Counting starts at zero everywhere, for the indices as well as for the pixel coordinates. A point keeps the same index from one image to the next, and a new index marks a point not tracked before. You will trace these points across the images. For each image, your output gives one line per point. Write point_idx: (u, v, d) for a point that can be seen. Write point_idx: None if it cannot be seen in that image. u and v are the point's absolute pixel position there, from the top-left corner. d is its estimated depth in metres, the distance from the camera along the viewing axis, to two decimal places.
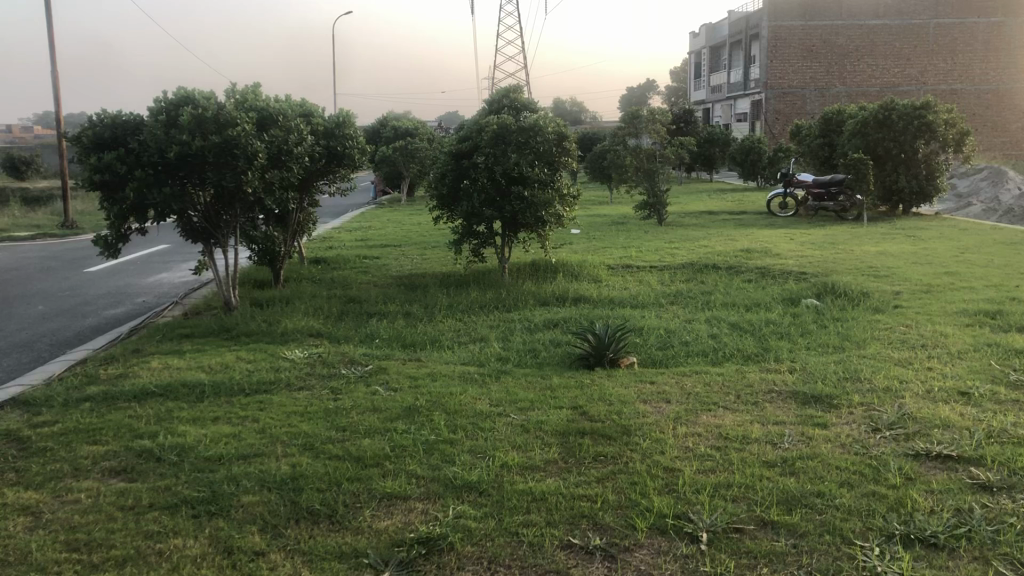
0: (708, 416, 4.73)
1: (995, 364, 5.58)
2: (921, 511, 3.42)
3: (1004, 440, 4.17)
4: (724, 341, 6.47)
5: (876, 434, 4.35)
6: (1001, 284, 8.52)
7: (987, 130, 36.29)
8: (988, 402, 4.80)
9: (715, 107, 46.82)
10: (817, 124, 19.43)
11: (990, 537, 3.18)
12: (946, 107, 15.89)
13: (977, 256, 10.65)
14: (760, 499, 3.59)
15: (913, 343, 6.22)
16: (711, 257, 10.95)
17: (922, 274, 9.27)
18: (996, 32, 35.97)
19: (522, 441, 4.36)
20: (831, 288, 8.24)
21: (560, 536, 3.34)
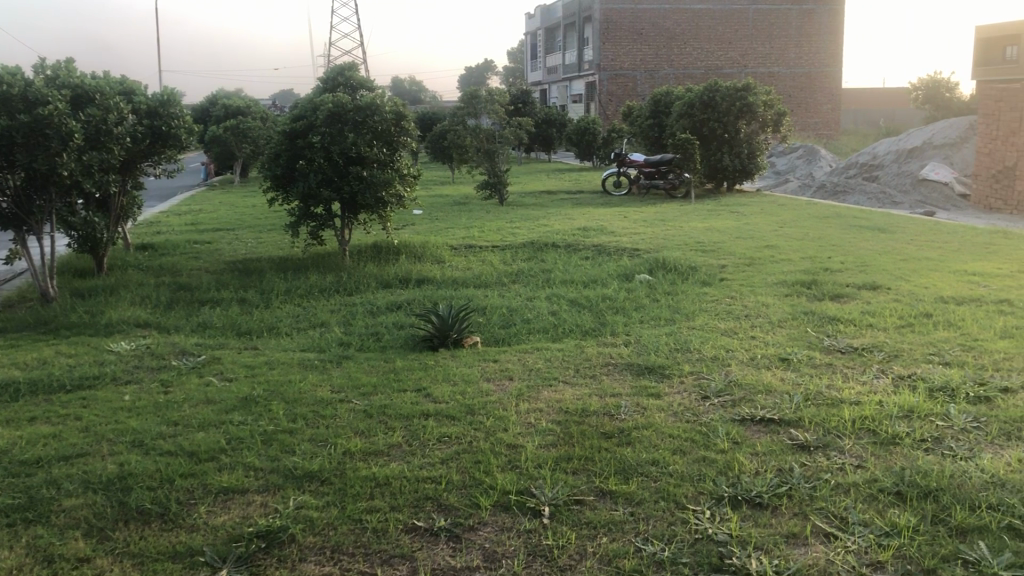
0: (549, 391, 4.83)
1: (811, 331, 5.97)
2: (747, 473, 3.62)
3: (820, 402, 4.47)
4: (564, 317, 6.61)
5: (705, 401, 4.56)
6: (815, 256, 9.12)
7: (802, 111, 38.68)
8: (805, 367, 5.14)
9: (552, 88, 47.63)
10: (647, 106, 20.11)
11: (808, 494, 3.40)
12: (765, 90, 16.83)
13: (795, 230, 11.35)
14: (599, 470, 3.69)
15: (738, 313, 6.57)
16: (549, 236, 11.16)
17: (746, 248, 9.78)
18: (807, 19, 38.38)
19: (365, 426, 4.30)
20: (663, 264, 8.56)
21: (404, 520, 3.33)
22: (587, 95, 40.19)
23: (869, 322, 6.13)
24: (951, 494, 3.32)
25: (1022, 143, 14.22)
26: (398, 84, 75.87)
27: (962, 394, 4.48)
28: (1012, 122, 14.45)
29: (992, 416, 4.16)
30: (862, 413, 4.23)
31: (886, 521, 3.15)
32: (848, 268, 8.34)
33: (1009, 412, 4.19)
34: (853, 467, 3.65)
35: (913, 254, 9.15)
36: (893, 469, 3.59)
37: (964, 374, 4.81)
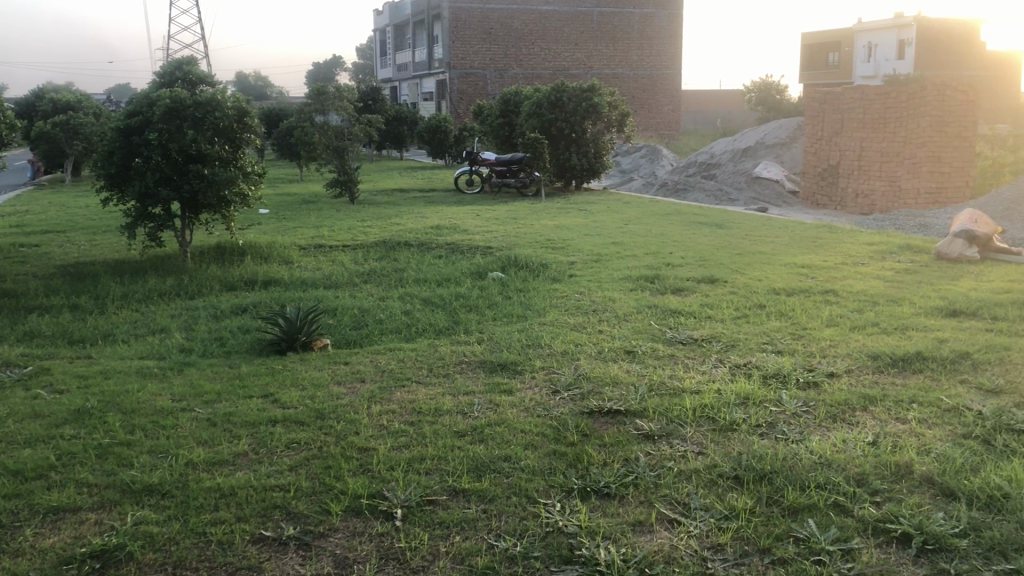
0: (401, 392, 4.79)
1: (655, 324, 6.18)
2: (596, 464, 3.70)
3: (664, 392, 4.64)
4: (416, 316, 6.57)
5: (555, 396, 4.65)
6: (659, 251, 9.45)
7: (645, 111, 40.01)
8: (650, 358, 5.31)
9: (402, 86, 47.31)
10: (497, 105, 20.29)
11: (653, 482, 3.51)
12: (609, 91, 17.31)
13: (639, 227, 11.73)
14: (452, 469, 3.69)
15: (587, 308, 6.72)
16: (401, 234, 11.08)
17: (594, 244, 10.02)
18: (648, 23, 39.79)
19: (208, 435, 4.14)
20: (514, 261, 8.65)
21: (252, 531, 3.22)
22: (438, 93, 40.16)
23: (708, 314, 6.40)
24: (783, 475, 3.50)
25: (844, 143, 15.24)
26: (243, 79, 73.48)
27: (792, 380, 4.75)
28: (835, 124, 15.49)
29: (819, 400, 4.43)
30: (702, 401, 4.41)
31: (725, 505, 3.29)
32: (689, 263, 8.68)
33: (834, 395, 4.47)
34: (694, 454, 3.80)
35: (748, 249, 9.63)
36: (731, 454, 3.76)
37: (794, 361, 5.10)
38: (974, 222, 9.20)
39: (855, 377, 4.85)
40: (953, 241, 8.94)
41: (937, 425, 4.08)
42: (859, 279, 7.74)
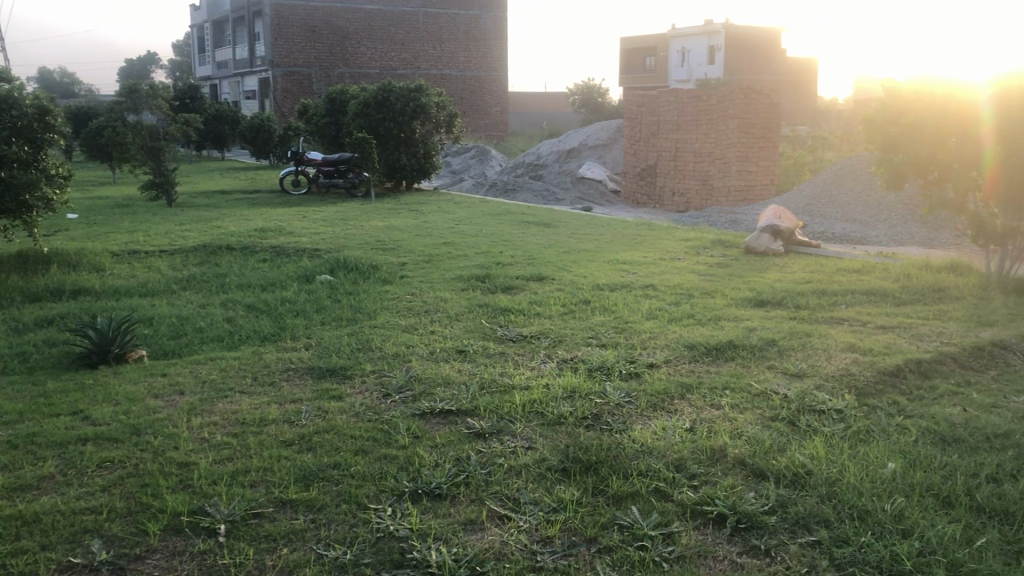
0: (224, 403, 4.60)
1: (485, 322, 6.23)
2: (427, 465, 3.69)
3: (494, 389, 4.68)
4: (240, 324, 6.33)
5: (385, 399, 4.60)
6: (489, 251, 9.54)
7: (473, 112, 40.36)
8: (481, 357, 5.36)
9: (223, 84, 45.57)
10: (322, 104, 19.90)
11: (484, 480, 3.54)
12: (436, 91, 17.36)
13: (469, 227, 11.81)
14: (279, 479, 3.58)
15: (418, 309, 6.70)
16: (224, 238, 10.66)
17: (425, 245, 10.01)
18: (473, 24, 40.18)
19: (9, 460, 3.83)
20: (342, 263, 8.51)
21: (59, 559, 3.00)
22: (261, 92, 38.94)
23: (536, 311, 6.53)
24: (608, 465, 3.62)
25: (662, 143, 15.98)
26: (45, 76, 68.56)
27: (616, 372, 4.91)
28: (652, 125, 16.16)
29: (641, 390, 4.60)
30: (531, 397, 4.48)
31: (554, 498, 3.36)
32: (518, 261, 8.82)
33: (654, 385, 4.66)
34: (524, 450, 3.86)
35: (575, 247, 9.89)
36: (558, 447, 3.84)
37: (617, 353, 5.28)
38: (778, 217, 9.84)
39: (673, 366, 5.07)
40: (761, 235, 9.52)
41: (747, 409, 4.33)
42: (677, 273, 8.11)
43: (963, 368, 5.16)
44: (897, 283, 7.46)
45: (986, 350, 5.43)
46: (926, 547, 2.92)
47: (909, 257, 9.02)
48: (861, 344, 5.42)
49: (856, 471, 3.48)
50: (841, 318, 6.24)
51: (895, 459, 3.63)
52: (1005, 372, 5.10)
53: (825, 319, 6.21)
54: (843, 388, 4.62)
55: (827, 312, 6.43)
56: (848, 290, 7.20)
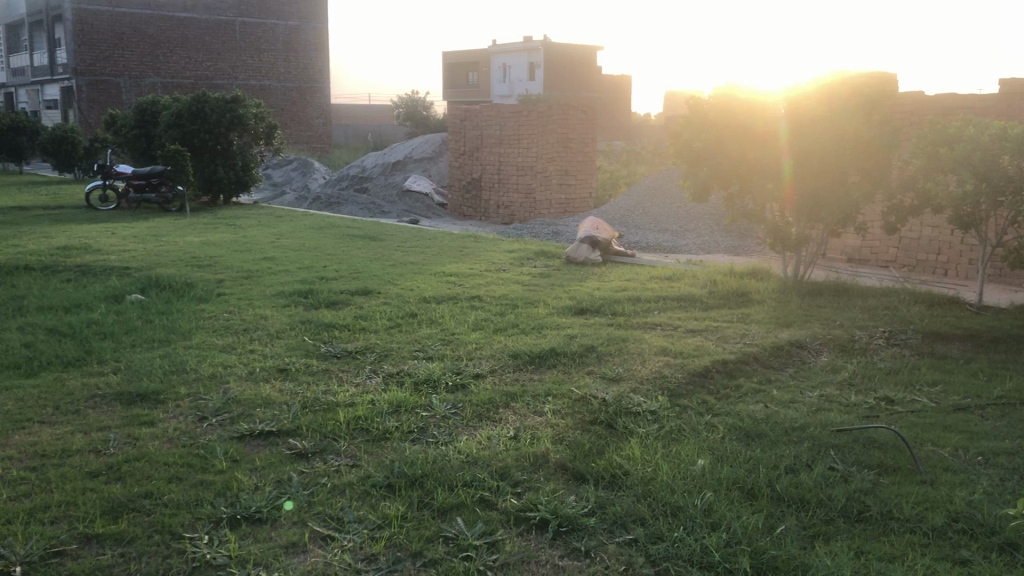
0: (22, 435, 4.26)
1: (308, 339, 6.10)
2: (246, 489, 3.57)
3: (318, 408, 4.58)
4: (40, 349, 5.89)
5: (202, 422, 4.41)
6: (312, 266, 9.34)
7: (295, 124, 39.48)
8: (304, 375, 5.24)
9: (19, 92, 42.38)
10: (131, 115, 18.89)
11: (307, 501, 3.45)
12: (254, 103, 16.88)
13: (291, 241, 11.52)
14: (84, 514, 3.36)
15: (237, 327, 6.47)
16: (20, 257, 9.88)
17: (244, 261, 9.67)
18: (293, 35, 39.35)
19: None
20: (154, 282, 8.08)
21: None
22: (64, 101, 36.49)
23: (361, 325, 6.45)
24: (433, 478, 3.62)
25: (486, 156, 16.24)
26: None
27: (442, 384, 4.92)
28: (476, 139, 16.42)
29: (466, 401, 4.64)
30: (355, 413, 4.41)
31: (378, 514, 3.32)
32: (342, 275, 8.69)
33: (479, 395, 4.71)
34: (348, 467, 3.80)
35: (400, 260, 9.85)
36: (383, 463, 3.80)
37: (443, 365, 5.29)
38: (596, 228, 10.21)
39: (498, 376, 5.14)
40: (580, 246, 9.83)
41: (569, 414, 4.45)
42: (501, 284, 8.23)
43: (765, 367, 5.54)
44: (706, 289, 7.90)
45: (784, 349, 5.84)
46: (732, 538, 3.10)
47: (717, 264, 9.57)
48: (673, 348, 5.69)
49: (669, 470, 3.65)
50: (655, 324, 6.54)
51: (705, 456, 3.84)
52: (801, 369, 5.52)
53: (641, 325, 6.49)
54: (657, 390, 4.84)
55: (643, 318, 6.72)
56: (661, 296, 7.55)
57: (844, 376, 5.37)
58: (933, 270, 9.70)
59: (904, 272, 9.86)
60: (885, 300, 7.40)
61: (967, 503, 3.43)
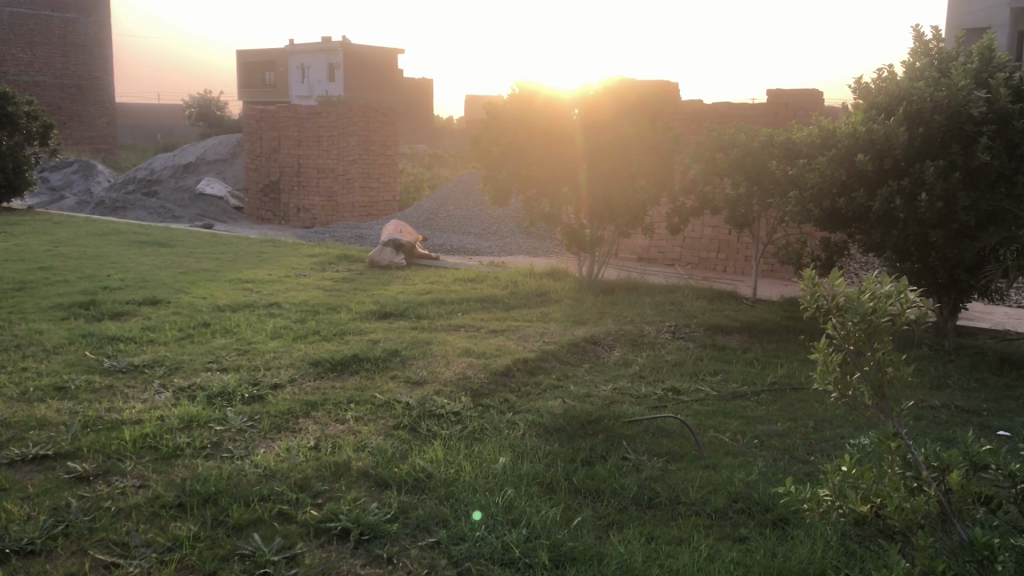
0: None
1: (90, 354, 5.69)
2: (17, 520, 3.27)
3: (100, 427, 4.28)
4: None
5: None
6: (95, 275, 8.72)
7: (74, 123, 36.78)
8: (85, 393, 4.88)
9: None
10: None
11: (88, 527, 3.22)
12: (25, 100, 15.58)
13: (70, 249, 10.70)
14: None
15: (7, 344, 5.93)
16: None
17: (16, 271, 8.89)
18: (70, 28, 36.66)
19: None
20: None
21: None
22: None
23: (150, 337, 6.10)
24: (228, 494, 3.47)
25: (284, 159, 15.86)
26: None
27: (238, 396, 4.73)
28: (273, 141, 16.01)
29: (264, 413, 4.48)
30: (142, 431, 4.15)
31: (167, 536, 3.14)
32: (129, 285, 8.17)
33: (277, 406, 4.57)
34: (134, 489, 3.57)
35: (193, 267, 9.39)
36: (173, 482, 3.60)
37: (239, 376, 5.09)
38: (399, 231, 10.18)
39: (298, 385, 5.01)
40: (382, 249, 9.77)
41: (371, 421, 4.40)
42: (302, 290, 8.03)
43: (563, 364, 5.72)
44: (507, 290, 8.05)
45: (581, 346, 6.05)
46: (532, 533, 3.17)
47: (516, 265, 9.78)
48: (475, 348, 5.76)
49: (471, 470, 3.69)
50: (458, 325, 6.59)
51: (506, 454, 3.92)
52: (596, 365, 5.74)
53: (444, 327, 6.52)
54: (460, 391, 4.88)
55: (445, 320, 6.75)
56: (463, 298, 7.62)
57: (636, 369, 5.64)
58: (714, 267, 10.39)
59: (689, 269, 10.49)
60: (672, 296, 7.84)
61: (744, 483, 3.69)
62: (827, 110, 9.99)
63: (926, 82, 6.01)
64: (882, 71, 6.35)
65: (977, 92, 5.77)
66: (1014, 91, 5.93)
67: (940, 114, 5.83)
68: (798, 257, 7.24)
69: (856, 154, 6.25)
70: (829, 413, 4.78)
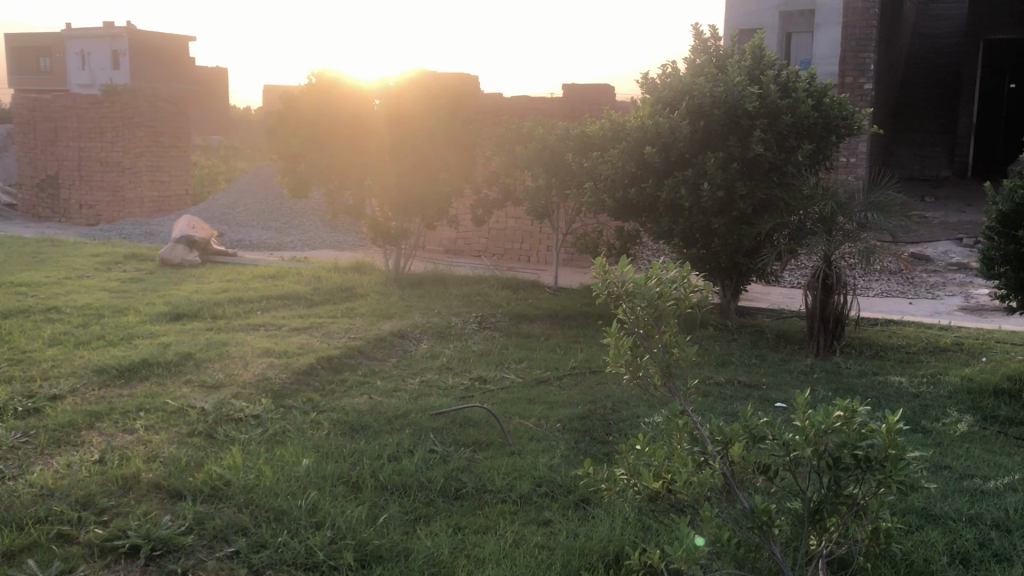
0: None
1: None
2: None
3: None
4: None
5: None
6: None
7: None
8: None
9: None
10: None
11: None
12: None
13: None
14: None
15: None
16: None
17: None
18: None
19: None
20: None
21: None
22: None
23: None
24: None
25: (61, 151, 14.72)
26: None
27: (10, 411, 4.32)
28: (49, 132, 14.81)
29: (41, 427, 4.12)
30: None
31: None
32: None
33: (56, 419, 4.21)
34: None
35: None
36: None
37: (10, 389, 4.64)
38: (192, 227, 9.68)
39: (80, 395, 4.64)
40: (175, 248, 9.27)
41: (163, 429, 4.16)
42: (85, 292, 7.46)
43: (369, 359, 5.64)
44: (310, 285, 7.85)
45: (387, 340, 5.99)
46: (336, 534, 3.10)
47: (320, 260, 9.56)
48: (276, 348, 5.56)
49: (272, 474, 3.56)
50: (258, 324, 6.35)
51: (309, 455, 3.81)
52: (402, 359, 5.71)
53: (243, 327, 6.26)
54: (260, 393, 4.70)
55: (244, 320, 6.48)
56: (263, 295, 7.35)
57: (442, 360, 5.65)
58: (518, 257, 10.61)
59: (494, 259, 10.65)
60: (477, 287, 7.92)
61: (548, 467, 3.77)
62: (619, 104, 10.43)
63: (705, 78, 6.37)
64: (666, 67, 6.68)
65: (751, 87, 6.18)
66: (783, 88, 6.45)
67: (718, 108, 6.19)
68: (595, 245, 7.50)
69: (644, 146, 6.53)
70: (625, 394, 4.99)
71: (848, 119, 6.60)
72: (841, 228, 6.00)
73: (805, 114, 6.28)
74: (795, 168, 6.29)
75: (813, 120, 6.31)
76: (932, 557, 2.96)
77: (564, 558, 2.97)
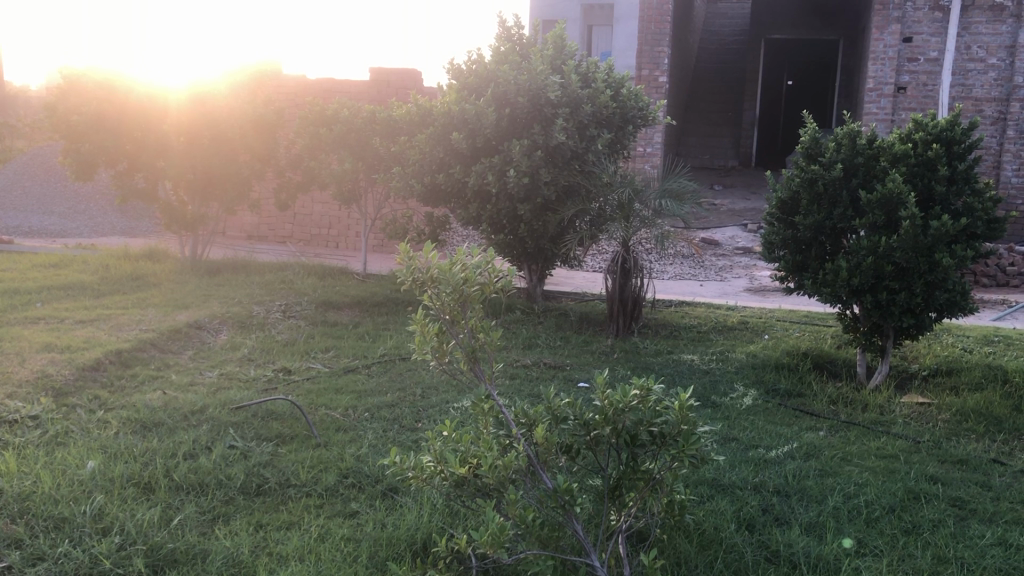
0: None
1: None
2: None
3: None
4: None
5: None
6: None
7: None
8: None
9: None
10: None
11: None
12: None
13: None
14: None
15: None
16: None
17: None
18: None
19: None
20: None
21: None
22: None
23: None
24: None
25: None
26: None
27: None
28: None
29: None
30: None
31: None
32: None
33: None
34: None
35: None
36: None
37: None
38: None
39: None
40: None
41: None
42: None
43: (162, 352, 5.33)
44: (96, 274, 7.34)
45: (182, 332, 5.67)
46: (126, 540, 2.90)
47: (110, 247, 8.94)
48: (57, 342, 5.13)
49: (51, 480, 3.27)
50: (37, 318, 5.83)
51: (95, 457, 3.53)
52: (199, 351, 5.43)
53: (19, 321, 5.73)
54: (38, 393, 4.31)
55: (21, 313, 5.94)
56: (42, 286, 6.77)
57: (243, 352, 5.42)
58: (326, 243, 10.41)
59: (301, 245, 10.38)
60: (280, 274, 7.66)
61: (355, 458, 3.70)
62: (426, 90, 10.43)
63: (509, 65, 6.44)
64: (470, 55, 6.70)
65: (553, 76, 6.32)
66: (582, 77, 6.66)
67: (523, 96, 6.25)
68: (403, 230, 7.44)
69: (451, 132, 6.54)
70: (434, 379, 4.99)
71: (643, 110, 6.92)
72: (639, 215, 6.20)
73: (605, 104, 6.55)
74: (595, 156, 6.50)
75: (611, 109, 6.58)
76: (723, 525, 3.14)
77: (371, 550, 2.92)
